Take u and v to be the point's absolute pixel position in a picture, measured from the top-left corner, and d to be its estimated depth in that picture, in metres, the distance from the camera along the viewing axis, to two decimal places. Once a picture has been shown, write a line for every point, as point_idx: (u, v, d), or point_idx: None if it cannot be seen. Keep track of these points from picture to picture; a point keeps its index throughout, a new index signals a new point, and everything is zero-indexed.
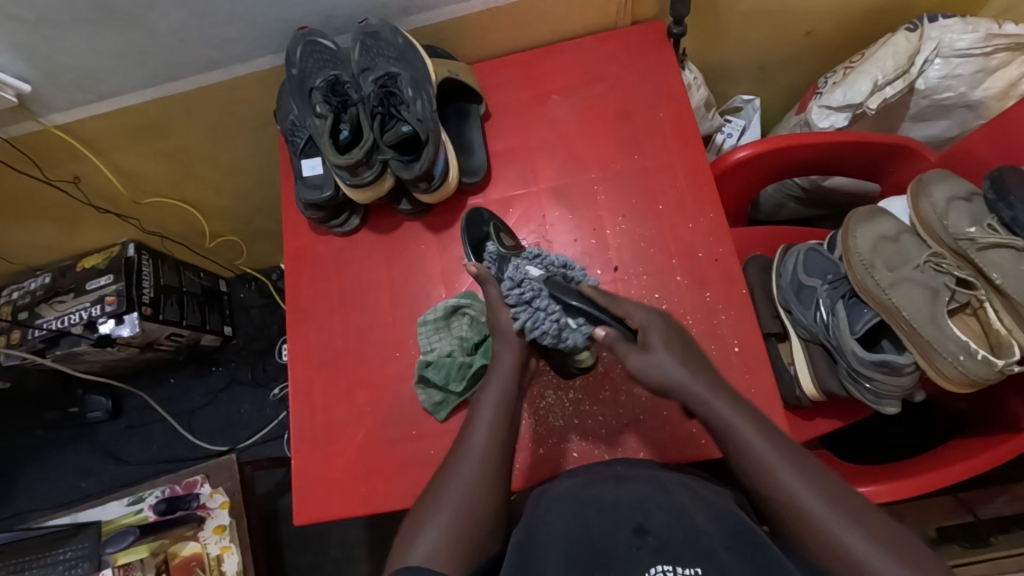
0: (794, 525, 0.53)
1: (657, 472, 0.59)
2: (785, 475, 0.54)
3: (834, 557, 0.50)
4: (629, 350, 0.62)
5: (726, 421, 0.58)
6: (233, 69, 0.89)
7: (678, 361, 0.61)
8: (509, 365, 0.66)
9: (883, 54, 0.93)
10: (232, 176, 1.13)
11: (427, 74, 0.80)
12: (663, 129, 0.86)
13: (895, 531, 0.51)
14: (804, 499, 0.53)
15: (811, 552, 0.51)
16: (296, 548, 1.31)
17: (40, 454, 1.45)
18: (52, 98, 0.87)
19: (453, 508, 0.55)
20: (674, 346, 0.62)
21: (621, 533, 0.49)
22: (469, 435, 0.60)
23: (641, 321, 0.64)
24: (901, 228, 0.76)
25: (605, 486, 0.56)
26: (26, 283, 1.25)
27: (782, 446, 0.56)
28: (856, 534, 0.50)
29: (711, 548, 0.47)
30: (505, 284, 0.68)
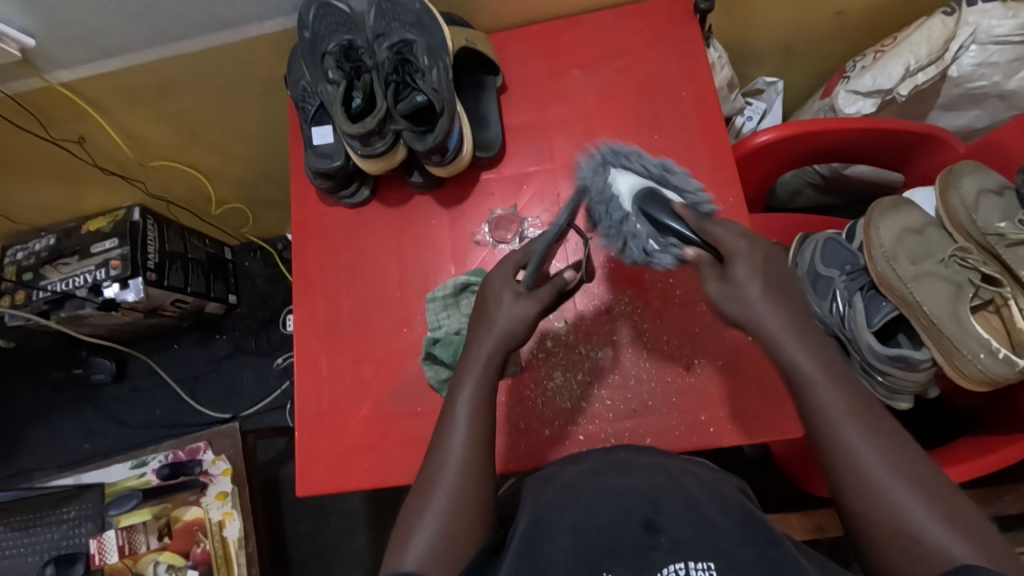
0: (845, 480, 0.49)
1: (663, 460, 0.58)
2: (848, 429, 0.50)
3: (915, 551, 0.45)
4: (710, 279, 0.56)
5: (800, 371, 0.52)
6: (242, 31, 0.86)
7: (769, 300, 0.53)
8: (489, 337, 0.60)
9: (917, 38, 0.89)
10: (240, 142, 1.11)
11: (444, 42, 0.76)
12: (685, 108, 0.83)
13: (955, 496, 0.47)
14: (868, 457, 0.49)
15: (858, 508, 0.48)
16: (296, 516, 1.33)
17: (45, 414, 1.46)
18: (57, 54, 0.85)
19: (447, 497, 0.54)
20: (761, 279, 0.54)
21: (632, 525, 0.48)
22: (448, 435, 0.57)
23: (731, 247, 0.55)
24: (926, 220, 0.74)
25: (613, 473, 0.55)
26: (31, 243, 1.24)
27: (854, 394, 0.51)
28: (912, 499, 0.46)
29: (724, 544, 0.46)
30: (592, 202, 0.67)
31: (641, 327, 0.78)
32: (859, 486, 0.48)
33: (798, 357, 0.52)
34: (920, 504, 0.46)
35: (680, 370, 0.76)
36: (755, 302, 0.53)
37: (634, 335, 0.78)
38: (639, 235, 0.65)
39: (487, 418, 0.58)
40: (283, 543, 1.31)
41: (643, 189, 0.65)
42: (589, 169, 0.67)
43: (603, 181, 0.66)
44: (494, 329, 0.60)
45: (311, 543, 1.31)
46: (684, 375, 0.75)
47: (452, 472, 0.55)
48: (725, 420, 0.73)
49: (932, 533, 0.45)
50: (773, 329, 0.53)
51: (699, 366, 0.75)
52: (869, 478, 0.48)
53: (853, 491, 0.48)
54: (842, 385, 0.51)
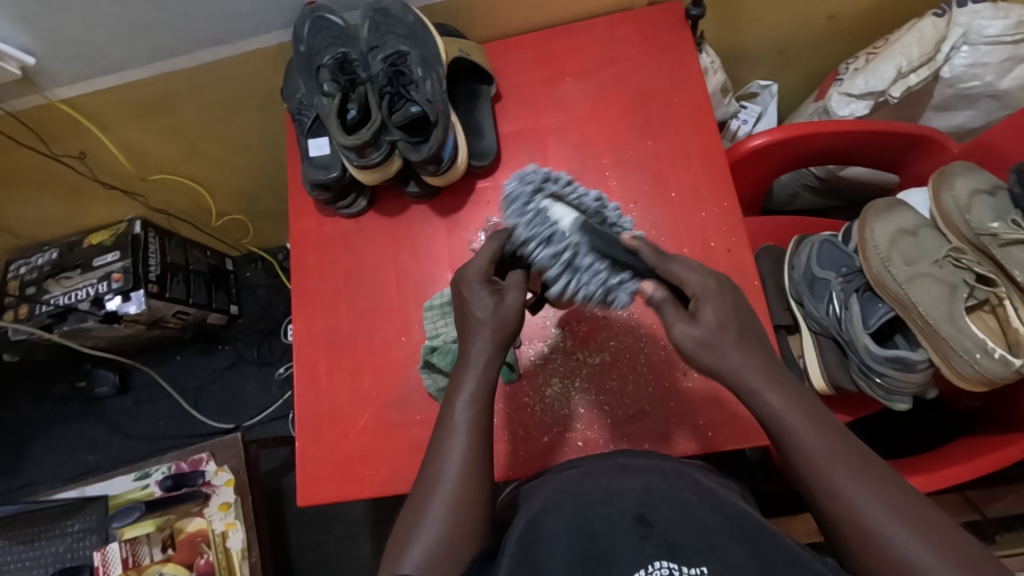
0: (852, 540, 0.49)
1: (659, 462, 0.59)
2: (840, 477, 0.50)
3: None
4: (675, 317, 0.56)
5: (780, 420, 0.53)
6: (239, 45, 0.87)
7: (735, 346, 0.55)
8: (482, 334, 0.60)
9: (908, 40, 0.89)
10: (239, 154, 1.12)
11: (438, 53, 0.77)
12: (678, 114, 0.84)
13: (967, 546, 0.46)
14: (869, 512, 0.48)
15: (868, 567, 0.48)
16: (299, 526, 1.33)
17: (50, 428, 1.47)
18: (57, 71, 0.86)
19: (444, 501, 0.55)
20: (728, 326, 0.55)
21: (624, 520, 0.49)
22: (446, 441, 0.58)
23: (696, 288, 0.57)
24: (920, 221, 0.74)
25: (608, 475, 0.56)
26: (33, 258, 1.25)
27: (846, 446, 0.52)
28: (923, 554, 0.46)
29: (718, 542, 0.47)
30: (519, 226, 0.65)
31: (638, 332, 0.78)
32: (848, 522, 0.49)
33: (781, 413, 0.53)
34: (937, 561, 0.45)
35: (677, 375, 0.76)
36: (722, 349, 0.55)
37: (631, 340, 0.78)
38: (586, 268, 0.62)
39: (484, 422, 0.59)
40: (286, 553, 1.32)
41: (580, 220, 0.64)
42: (518, 191, 0.68)
43: (535, 206, 0.66)
44: (475, 337, 0.60)
45: (315, 552, 1.31)
46: (681, 379, 0.76)
47: (449, 477, 0.56)
48: (723, 424, 0.73)
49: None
50: (747, 378, 0.55)
51: (696, 370, 0.76)
52: (853, 512, 0.49)
53: (861, 552, 0.48)
54: (817, 422, 0.53)
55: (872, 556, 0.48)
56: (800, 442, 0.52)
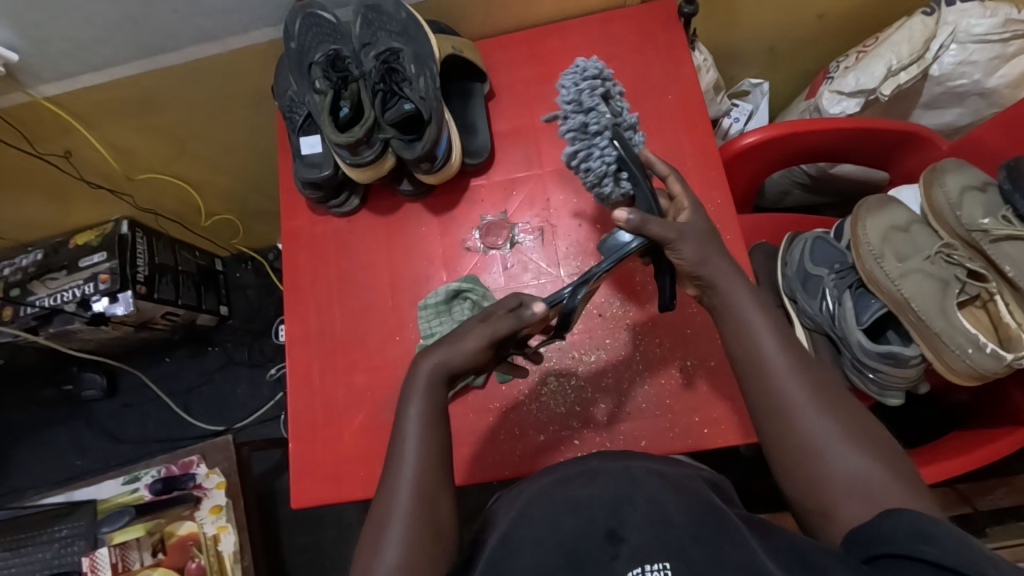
0: (777, 426, 0.55)
1: (628, 461, 0.55)
2: (768, 357, 0.57)
3: (809, 449, 0.53)
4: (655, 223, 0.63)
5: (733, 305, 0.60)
6: (228, 42, 0.86)
7: (716, 256, 0.61)
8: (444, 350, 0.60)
9: (898, 38, 0.90)
10: (228, 153, 1.11)
11: (431, 50, 0.76)
12: (671, 111, 0.84)
13: (873, 440, 0.53)
14: (802, 407, 0.55)
15: (781, 439, 0.55)
16: (292, 528, 1.32)
17: (35, 432, 1.44)
18: (41, 68, 0.84)
19: (405, 511, 0.54)
20: (702, 250, 0.61)
21: (594, 536, 0.49)
22: (399, 455, 0.57)
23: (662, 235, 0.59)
24: (912, 217, 0.75)
25: (574, 481, 0.53)
26: (17, 259, 1.23)
27: (793, 352, 0.58)
28: (835, 439, 0.53)
29: (680, 544, 0.47)
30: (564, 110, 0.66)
31: (633, 329, 0.78)
32: (768, 395, 0.56)
33: (745, 310, 0.60)
34: (833, 434, 0.53)
35: (672, 372, 0.76)
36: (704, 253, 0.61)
37: (626, 338, 0.78)
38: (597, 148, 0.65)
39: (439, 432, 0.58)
40: (278, 555, 1.30)
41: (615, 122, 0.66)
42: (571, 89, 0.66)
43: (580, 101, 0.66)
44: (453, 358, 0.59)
45: (308, 554, 1.30)
46: (677, 376, 0.76)
47: (405, 485, 0.55)
48: (719, 420, 0.73)
49: (835, 448, 0.53)
50: (722, 277, 0.61)
51: (692, 368, 0.76)
52: (773, 387, 0.56)
53: (785, 437, 0.55)
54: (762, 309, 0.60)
55: (781, 423, 0.55)
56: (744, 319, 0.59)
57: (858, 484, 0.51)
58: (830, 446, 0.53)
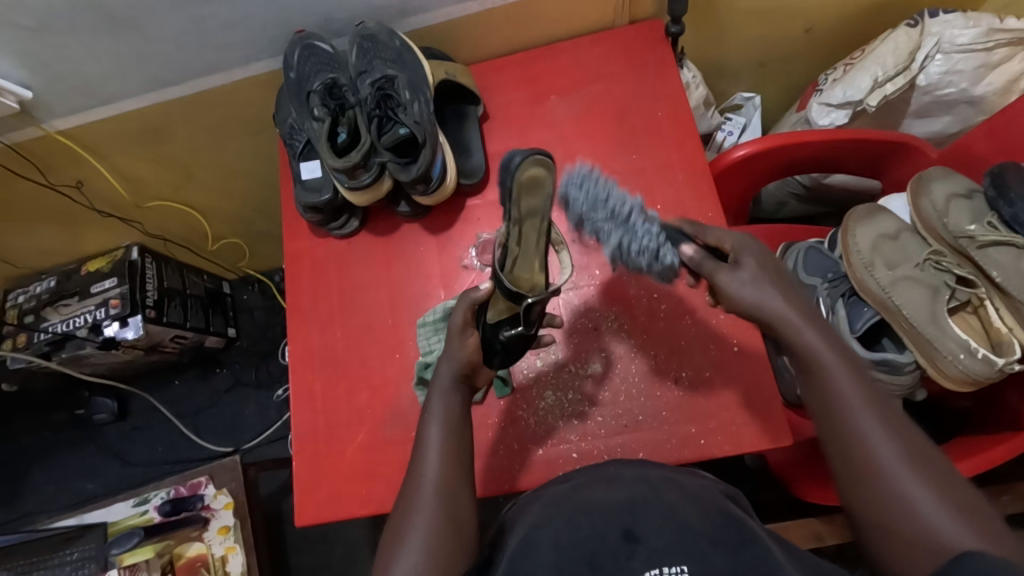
0: (852, 472, 0.50)
1: (647, 470, 0.57)
2: (840, 390, 0.52)
3: (889, 494, 0.48)
4: (717, 267, 0.60)
5: (803, 345, 0.55)
6: (231, 73, 0.89)
7: (770, 285, 0.57)
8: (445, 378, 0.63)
9: (883, 50, 0.92)
10: (234, 179, 1.14)
11: (425, 77, 0.79)
12: (661, 127, 0.86)
13: (969, 493, 0.47)
14: (886, 454, 0.49)
15: (860, 485, 0.49)
16: (300, 547, 1.32)
17: (48, 456, 1.47)
18: (53, 104, 0.88)
19: (430, 511, 0.55)
20: (763, 272, 0.58)
21: (611, 536, 0.51)
22: (424, 451, 0.59)
23: (732, 244, 0.61)
24: (901, 226, 0.76)
25: (597, 486, 0.56)
26: (31, 287, 1.27)
27: (872, 390, 0.52)
28: (925, 491, 0.47)
29: (698, 546, 0.49)
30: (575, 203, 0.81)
31: (628, 343, 0.79)
32: (842, 434, 0.51)
33: (817, 348, 0.54)
34: (917, 483, 0.47)
35: (667, 384, 0.77)
36: (764, 294, 0.56)
37: (621, 352, 0.79)
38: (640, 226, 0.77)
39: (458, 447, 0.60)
40: None
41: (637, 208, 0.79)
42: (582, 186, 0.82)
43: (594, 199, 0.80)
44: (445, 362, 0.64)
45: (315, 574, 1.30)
46: (672, 388, 0.76)
47: (431, 488, 0.57)
48: (716, 431, 0.74)
49: (915, 496, 0.47)
50: (782, 309, 0.56)
51: (687, 379, 0.76)
52: (846, 424, 0.51)
53: (864, 483, 0.49)
54: (828, 336, 0.55)
55: (855, 466, 0.50)
56: (811, 353, 0.54)
57: (937, 539, 0.45)
58: (912, 496, 0.47)
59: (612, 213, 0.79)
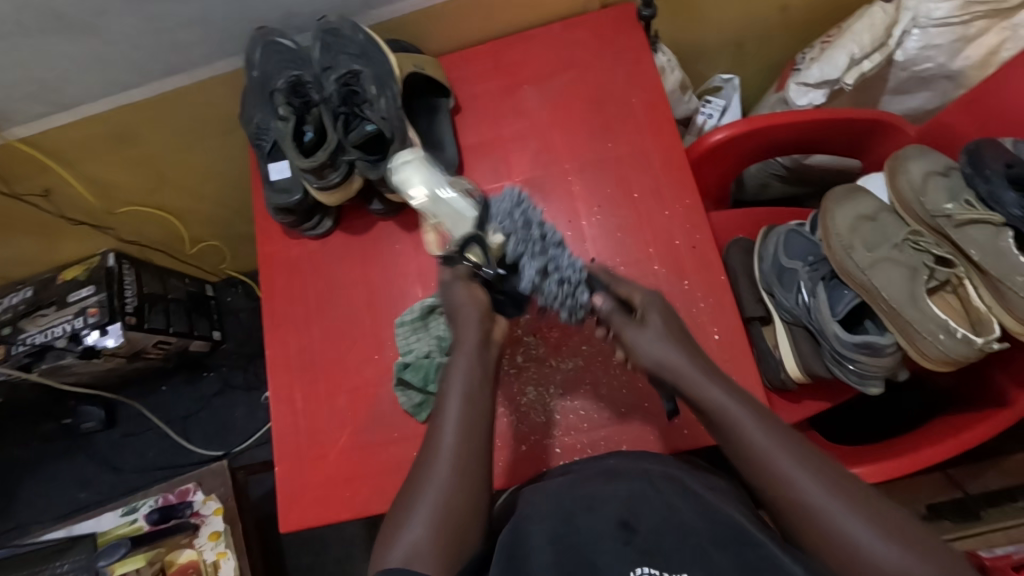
0: (785, 506, 0.53)
1: (648, 465, 0.59)
2: (754, 433, 0.56)
3: (822, 527, 0.50)
4: (625, 324, 0.65)
5: (716, 408, 0.58)
6: (194, 74, 0.87)
7: (674, 345, 0.62)
8: (467, 350, 0.62)
9: (859, 27, 0.90)
10: (208, 181, 1.12)
11: (391, 70, 0.76)
12: (635, 114, 0.85)
13: (888, 513, 0.50)
14: (805, 488, 0.52)
15: (794, 521, 0.52)
16: (295, 548, 1.32)
17: (37, 468, 1.45)
18: (11, 111, 0.85)
19: (441, 483, 0.56)
20: (665, 330, 0.63)
21: (609, 527, 0.50)
22: (440, 425, 0.59)
23: (642, 300, 0.67)
24: (880, 206, 0.75)
25: (593, 483, 0.56)
26: (7, 298, 1.24)
27: (786, 438, 0.55)
28: (849, 517, 0.50)
29: (700, 545, 0.48)
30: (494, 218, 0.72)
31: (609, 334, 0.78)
32: (761, 472, 0.54)
33: (727, 406, 0.58)
34: (847, 510, 0.51)
35: None
36: (663, 349, 0.62)
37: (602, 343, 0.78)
38: (560, 257, 0.70)
39: (475, 424, 0.59)
40: None
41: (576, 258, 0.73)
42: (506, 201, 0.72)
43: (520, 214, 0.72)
44: (461, 322, 0.64)
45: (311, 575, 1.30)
46: None
47: (443, 464, 0.57)
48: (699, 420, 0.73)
49: (848, 525, 0.50)
50: (688, 372, 0.60)
51: None
52: (764, 461, 0.54)
53: (801, 517, 0.52)
54: (733, 391, 0.59)
55: (786, 501, 0.53)
56: (724, 409, 0.57)
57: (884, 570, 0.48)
58: (850, 526, 0.50)
59: (536, 235, 0.71)
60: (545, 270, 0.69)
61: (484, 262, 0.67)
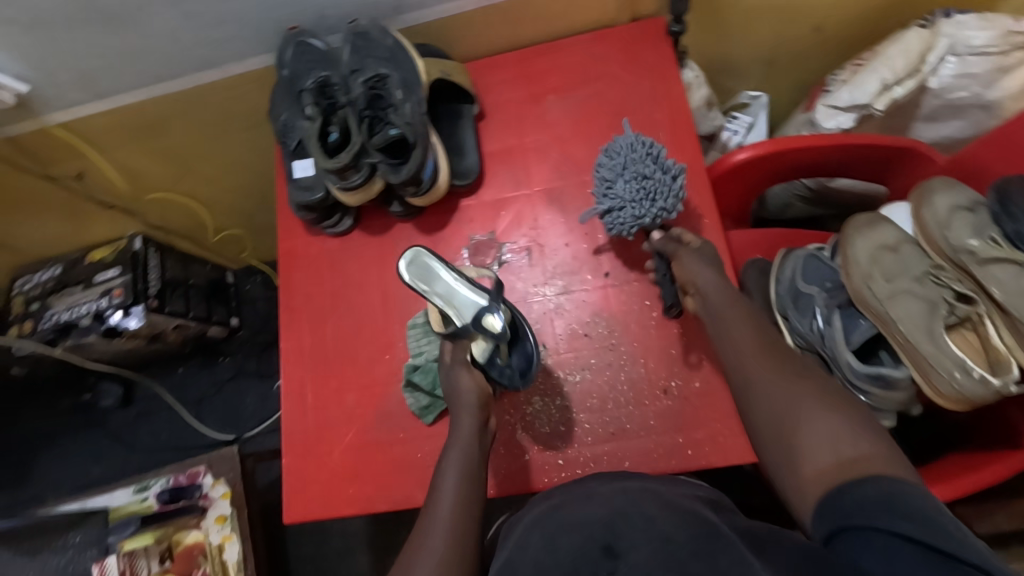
0: (753, 395, 0.60)
1: (626, 484, 0.60)
2: (736, 332, 0.65)
3: (778, 413, 0.57)
4: (678, 248, 0.73)
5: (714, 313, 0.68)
6: (226, 69, 0.89)
7: (709, 267, 0.71)
8: (467, 434, 0.67)
9: (892, 52, 0.89)
10: (234, 172, 1.14)
11: (418, 75, 0.77)
12: (658, 130, 0.84)
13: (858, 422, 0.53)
14: (773, 382, 0.59)
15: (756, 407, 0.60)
16: (298, 536, 1.34)
17: (55, 440, 1.50)
18: (50, 97, 0.88)
19: (439, 536, 0.57)
20: (710, 268, 0.71)
21: (592, 551, 0.51)
22: (437, 496, 0.61)
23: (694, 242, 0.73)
24: (903, 237, 0.73)
25: (576, 504, 0.58)
26: (37, 274, 1.29)
27: (766, 344, 0.63)
28: (803, 407, 0.56)
29: (680, 557, 0.49)
30: (621, 142, 0.77)
31: (618, 349, 0.78)
32: (736, 366, 0.63)
33: (723, 317, 0.67)
34: (807, 398, 0.57)
35: (656, 393, 0.76)
36: (698, 270, 0.71)
37: (611, 357, 0.78)
38: (661, 197, 0.73)
39: (472, 491, 0.62)
40: (284, 564, 1.33)
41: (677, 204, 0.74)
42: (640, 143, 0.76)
43: (652, 155, 0.75)
44: (461, 404, 0.69)
45: (312, 563, 1.33)
46: (661, 398, 0.76)
47: (440, 523, 0.58)
48: (704, 442, 0.73)
49: (800, 413, 0.56)
50: (705, 286, 0.70)
51: (676, 389, 0.75)
52: (737, 360, 0.63)
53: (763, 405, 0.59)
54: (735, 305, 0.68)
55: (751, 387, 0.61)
56: (719, 317, 0.67)
57: (824, 449, 0.52)
58: (799, 414, 0.56)
59: (660, 169, 0.74)
60: (620, 195, 0.75)
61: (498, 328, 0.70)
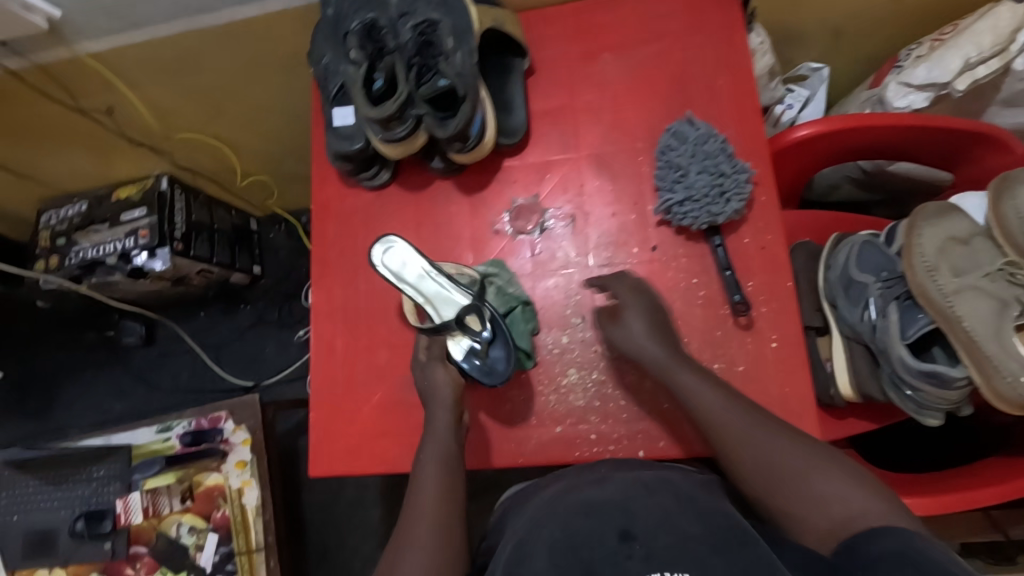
0: (724, 444, 0.60)
1: (638, 471, 0.58)
2: (680, 376, 0.66)
3: (757, 463, 0.57)
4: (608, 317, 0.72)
5: (656, 359, 0.67)
6: (266, 5, 0.84)
7: (642, 312, 0.70)
8: (442, 439, 0.66)
9: (980, 27, 0.81)
10: (266, 116, 1.11)
11: (470, 24, 0.72)
12: (720, 98, 0.79)
13: (835, 457, 0.55)
14: (740, 427, 0.60)
15: (730, 454, 0.60)
16: (313, 485, 1.36)
17: (77, 374, 1.52)
18: (82, 24, 0.84)
19: (427, 530, 0.57)
20: (640, 317, 0.70)
21: (610, 539, 0.48)
22: (418, 494, 0.61)
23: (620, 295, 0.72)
24: (974, 229, 0.70)
25: (586, 489, 0.55)
26: (62, 209, 1.27)
27: (715, 383, 0.65)
28: (779, 453, 0.57)
29: (699, 553, 0.47)
30: (689, 127, 0.76)
31: None
32: (697, 411, 0.63)
33: (671, 367, 0.67)
34: (780, 441, 0.57)
35: None
36: (629, 314, 0.70)
37: None
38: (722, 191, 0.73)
39: (451, 481, 0.62)
40: (298, 511, 1.36)
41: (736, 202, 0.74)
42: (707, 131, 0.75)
43: (717, 147, 0.75)
44: (438, 403, 0.69)
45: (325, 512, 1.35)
46: None
47: (425, 519, 0.58)
48: None
49: (782, 455, 0.57)
50: (637, 328, 0.69)
51: (718, 372, 0.73)
52: (697, 405, 0.64)
53: (734, 451, 0.59)
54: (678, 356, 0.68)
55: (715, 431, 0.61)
56: (670, 371, 0.66)
57: (815, 489, 0.53)
58: (780, 458, 0.56)
59: (724, 163, 0.74)
60: (684, 175, 0.74)
61: (479, 327, 0.74)
